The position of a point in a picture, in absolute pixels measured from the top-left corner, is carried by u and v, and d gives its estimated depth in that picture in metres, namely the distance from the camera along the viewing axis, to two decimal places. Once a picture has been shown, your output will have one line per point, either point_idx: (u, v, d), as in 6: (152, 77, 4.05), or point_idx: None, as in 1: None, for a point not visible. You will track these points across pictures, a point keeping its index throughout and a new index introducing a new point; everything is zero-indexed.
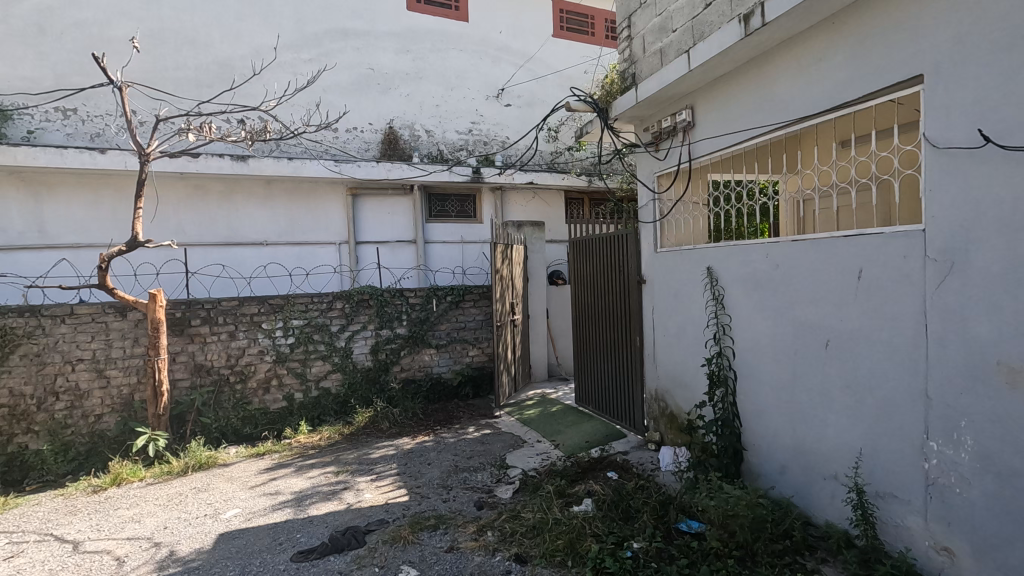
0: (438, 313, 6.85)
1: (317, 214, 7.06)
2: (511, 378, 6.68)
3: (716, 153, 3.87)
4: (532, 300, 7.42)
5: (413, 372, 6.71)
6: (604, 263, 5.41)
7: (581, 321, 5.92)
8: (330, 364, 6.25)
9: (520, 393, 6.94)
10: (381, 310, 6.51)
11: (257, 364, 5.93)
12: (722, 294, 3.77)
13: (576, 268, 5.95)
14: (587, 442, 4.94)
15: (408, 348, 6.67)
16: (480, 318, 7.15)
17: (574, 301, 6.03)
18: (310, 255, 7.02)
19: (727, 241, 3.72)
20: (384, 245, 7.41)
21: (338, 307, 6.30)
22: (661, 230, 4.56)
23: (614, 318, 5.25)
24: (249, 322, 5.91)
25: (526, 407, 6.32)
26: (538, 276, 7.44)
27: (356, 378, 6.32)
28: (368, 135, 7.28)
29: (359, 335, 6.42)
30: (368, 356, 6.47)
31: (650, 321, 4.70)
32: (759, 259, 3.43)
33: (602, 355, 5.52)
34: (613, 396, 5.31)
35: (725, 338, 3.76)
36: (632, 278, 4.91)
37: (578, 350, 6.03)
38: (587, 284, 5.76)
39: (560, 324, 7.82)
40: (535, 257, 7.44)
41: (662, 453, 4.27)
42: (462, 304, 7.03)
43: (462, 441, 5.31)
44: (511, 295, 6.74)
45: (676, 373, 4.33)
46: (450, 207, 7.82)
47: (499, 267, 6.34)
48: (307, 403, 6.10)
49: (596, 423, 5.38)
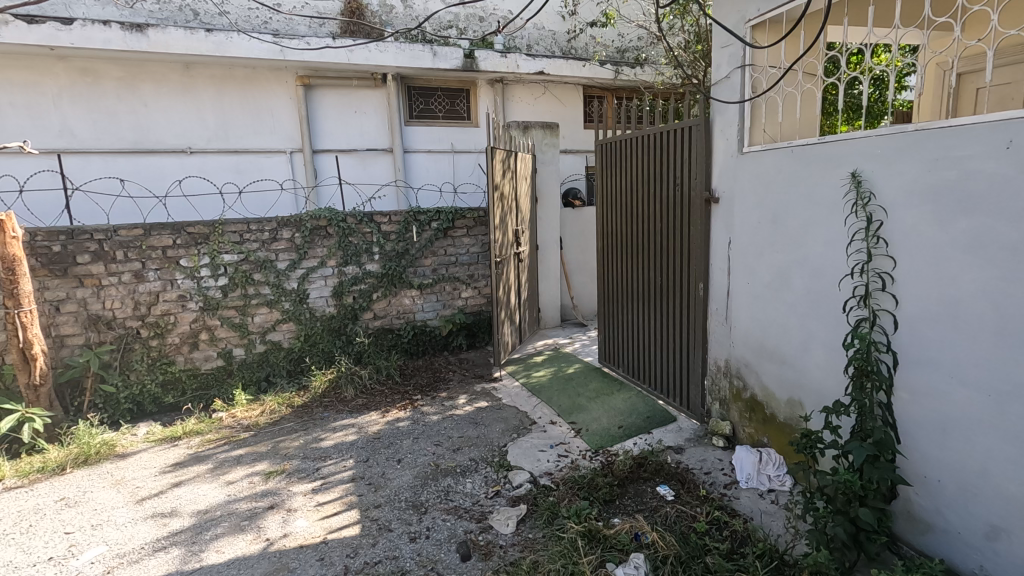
0: (420, 244, 5.29)
1: (258, 112, 5.34)
2: (515, 327, 5.23)
3: None
4: (543, 226, 5.84)
5: (390, 319, 5.27)
6: (644, 175, 3.76)
7: (610, 256, 4.38)
8: (279, 311, 4.79)
9: (526, 344, 5.53)
10: (344, 240, 4.95)
11: (178, 314, 4.47)
12: (880, 218, 2.16)
13: (604, 184, 4.32)
14: (621, 428, 3.55)
15: (383, 289, 5.18)
16: (475, 251, 5.60)
17: (600, 229, 4.46)
18: (251, 166, 5.38)
19: (900, 125, 2.06)
20: (351, 155, 5.73)
21: (285, 237, 4.75)
22: (749, 116, 2.87)
23: (661, 253, 3.67)
24: (161, 259, 4.38)
25: (534, 366, 4.90)
26: (550, 195, 5.82)
27: (314, 329, 4.90)
28: (322, 3, 5.40)
29: (317, 273, 4.91)
30: (330, 300, 4.99)
31: (723, 261, 3.13)
32: (982, 154, 1.80)
33: (640, 304, 4.02)
34: (655, 359, 3.87)
35: (880, 296, 2.19)
36: (693, 196, 3.27)
37: (605, 294, 4.54)
38: (619, 205, 4.14)
39: (576, 257, 6.27)
40: (546, 170, 5.76)
41: (739, 457, 2.90)
42: (452, 231, 5.46)
43: (448, 419, 3.94)
44: (516, 220, 5.15)
45: (768, 342, 2.82)
46: (436, 105, 6.05)
47: (499, 182, 4.68)
48: (250, 362, 4.72)
49: (629, 396, 3.97)
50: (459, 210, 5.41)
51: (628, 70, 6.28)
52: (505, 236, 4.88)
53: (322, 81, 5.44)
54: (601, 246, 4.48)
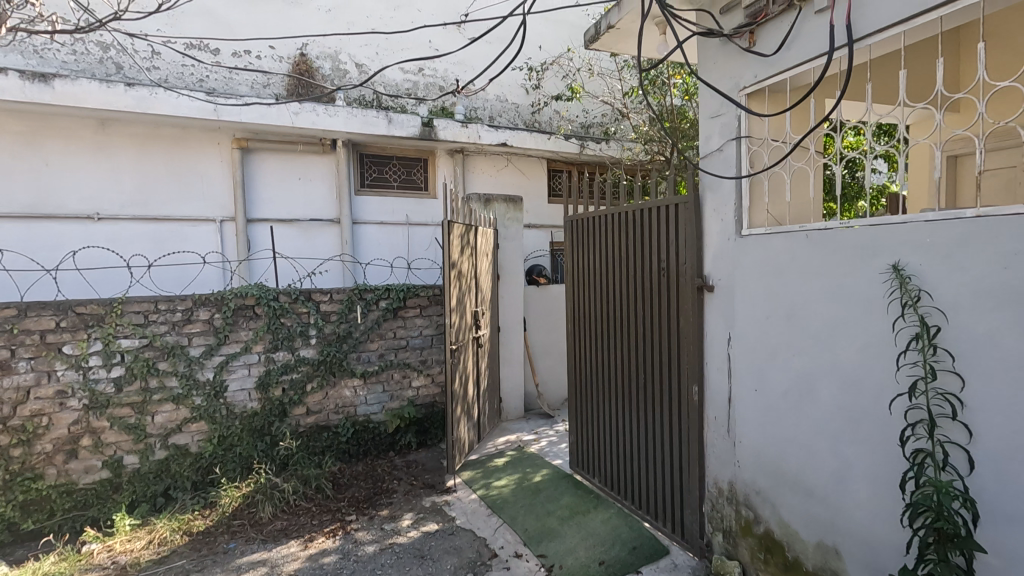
0: (365, 326, 4.64)
1: (185, 176, 4.73)
2: (474, 423, 4.55)
3: (905, 26, 1.76)
4: (505, 306, 5.31)
5: (327, 414, 4.51)
6: (621, 257, 3.31)
7: (582, 346, 3.84)
8: (188, 408, 3.99)
9: (486, 442, 4.83)
10: (275, 323, 4.26)
11: (53, 415, 3.62)
12: (937, 322, 1.72)
13: (574, 264, 3.85)
14: (603, 564, 2.86)
15: (320, 378, 4.45)
16: (428, 333, 4.98)
17: (570, 314, 3.95)
18: (173, 236, 4.71)
19: (955, 211, 1.67)
20: (292, 226, 5.15)
21: (202, 318, 4.05)
22: (748, 194, 2.47)
23: (643, 345, 3.15)
24: (38, 345, 3.58)
25: (495, 472, 4.19)
26: (513, 272, 5.33)
27: (231, 429, 4.09)
28: (267, 64, 4.98)
29: (239, 360, 4.17)
30: (253, 393, 4.22)
31: (721, 360, 2.63)
32: None
33: (618, 404, 3.44)
34: (639, 472, 3.26)
35: (945, 423, 1.70)
36: (681, 284, 2.82)
37: (576, 388, 3.96)
38: (592, 288, 3.66)
39: (542, 339, 5.73)
40: (509, 245, 5.31)
41: None
42: (403, 311, 4.84)
43: (386, 552, 3.16)
44: (476, 300, 4.60)
45: (788, 467, 2.28)
46: (390, 174, 5.60)
47: (457, 259, 4.16)
48: (146, 473, 3.84)
49: (609, 516, 3.32)
50: (412, 288, 4.83)
51: (593, 144, 6.07)
52: (463, 318, 4.30)
53: (263, 144, 4.92)
54: (571, 333, 3.95)
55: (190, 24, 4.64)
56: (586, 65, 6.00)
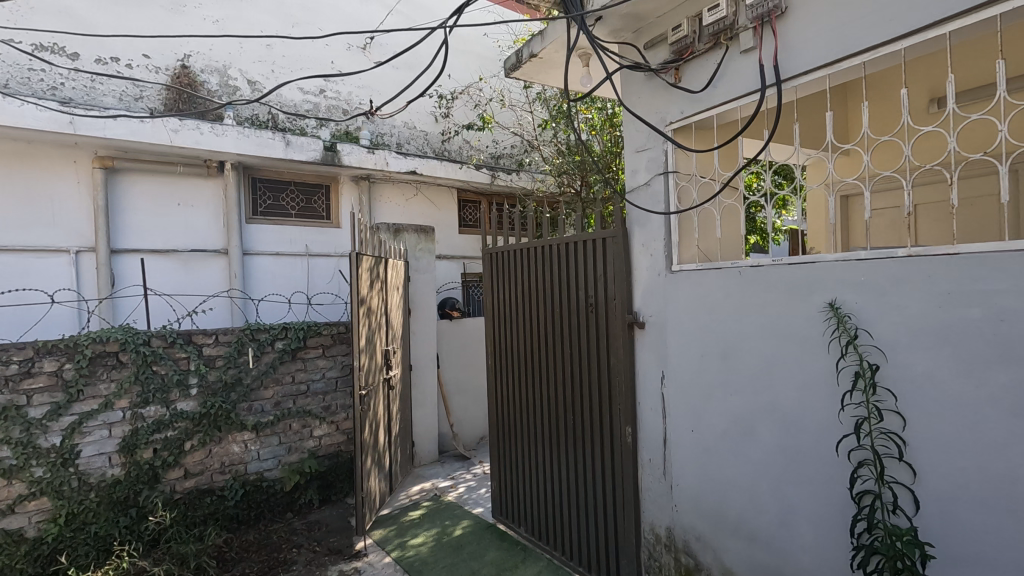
0: (258, 371, 4.11)
1: (28, 200, 3.96)
2: (385, 473, 4.14)
3: (834, 68, 1.79)
4: (417, 343, 4.99)
5: (210, 476, 3.89)
6: (544, 292, 3.18)
7: (503, 385, 3.63)
8: (24, 483, 3.23)
9: (398, 493, 4.42)
10: (145, 371, 3.63)
11: None
12: (877, 361, 1.72)
13: (494, 299, 3.67)
14: None
15: (202, 434, 3.83)
16: (332, 376, 4.53)
17: (490, 351, 3.74)
18: (10, 271, 3.90)
19: (888, 251, 1.70)
20: (168, 257, 4.50)
21: (47, 369, 3.34)
22: (677, 230, 2.45)
23: (570, 384, 3.01)
24: None
25: (411, 527, 3.81)
26: (425, 307, 5.04)
27: (83, 505, 3.37)
28: (141, 74, 4.38)
29: (97, 419, 3.48)
30: (115, 458, 3.53)
31: (654, 399, 2.54)
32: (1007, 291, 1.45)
33: (545, 447, 3.26)
34: (569, 520, 3.07)
35: (890, 463, 1.69)
36: (610, 321, 2.73)
37: (497, 431, 3.73)
38: (514, 325, 3.49)
39: (455, 376, 5.45)
40: (421, 277, 5.03)
41: None
42: (303, 353, 4.36)
43: None
44: (387, 339, 4.25)
45: (730, 511, 2.20)
46: (287, 201, 5.12)
47: (366, 295, 3.82)
48: None
49: (539, 571, 3.08)
50: (313, 326, 4.38)
51: (504, 175, 6.01)
52: (374, 359, 3.94)
53: (134, 165, 4.28)
54: (491, 372, 3.74)
55: (39, 22, 3.97)
56: (497, 96, 5.97)
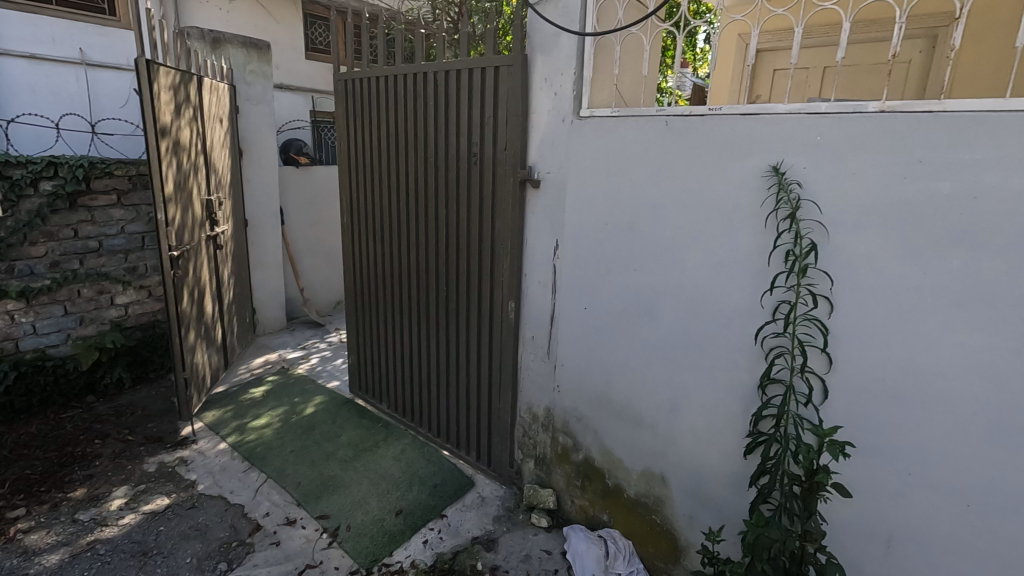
0: (16, 222, 3.01)
1: None
2: (216, 347, 3.49)
3: None
4: (252, 193, 4.07)
5: None
6: (416, 135, 2.54)
7: (362, 248, 3.05)
8: None
9: (237, 367, 3.82)
10: None
11: None
12: (817, 240, 1.46)
13: (351, 141, 2.92)
14: (401, 514, 2.40)
15: None
16: (134, 231, 3.54)
17: (345, 206, 3.07)
18: None
19: (856, 104, 1.36)
20: None
21: None
22: (590, 63, 1.92)
23: (444, 249, 2.54)
24: None
25: (252, 406, 3.30)
26: (261, 149, 4.06)
27: None
28: None
29: None
30: None
31: (542, 271, 2.19)
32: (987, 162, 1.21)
33: (411, 321, 2.85)
34: (438, 397, 2.80)
35: (809, 352, 1.52)
36: (498, 177, 2.23)
37: (355, 300, 3.21)
38: (375, 175, 2.83)
39: (304, 233, 4.68)
40: (253, 109, 3.97)
41: (577, 539, 2.10)
42: (86, 199, 3.30)
43: (83, 560, 2.15)
44: (208, 186, 3.33)
45: (616, 393, 2.02)
46: None
47: (171, 123, 2.83)
48: None
49: (403, 449, 2.83)
50: (97, 163, 3.27)
51: None
52: (190, 211, 3.06)
53: None
54: (347, 231, 3.11)
55: None
56: None
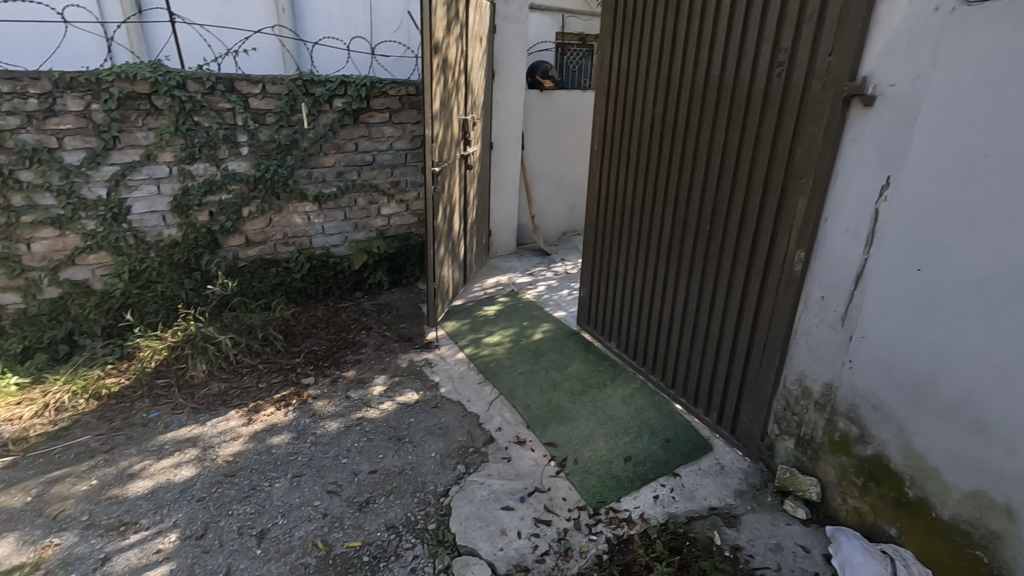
0: (316, 135, 3.47)
1: None
2: (459, 263, 3.70)
3: None
4: (499, 116, 4.11)
5: (274, 246, 3.56)
6: (701, 46, 2.17)
7: (611, 178, 2.83)
8: (77, 235, 2.96)
9: (473, 283, 4.05)
10: (185, 121, 3.05)
11: None
12: None
13: (615, 57, 2.65)
14: (629, 461, 2.27)
15: (260, 201, 3.41)
16: (399, 149, 3.81)
17: (598, 131, 2.86)
18: None
19: None
20: None
21: (73, 109, 2.80)
22: None
23: (715, 181, 2.19)
24: None
25: (486, 323, 3.46)
26: (512, 70, 4.04)
27: (144, 264, 3.14)
28: None
29: (142, 172, 3.04)
30: (169, 217, 3.18)
31: (854, 218, 1.72)
32: None
33: (658, 261, 2.59)
34: (679, 346, 2.55)
35: None
36: (809, 95, 1.79)
37: (594, 232, 3.05)
38: (638, 97, 2.54)
39: (541, 160, 4.66)
40: (510, 29, 3.92)
41: (850, 542, 1.76)
42: (366, 116, 3.62)
43: (353, 432, 2.48)
44: (465, 106, 3.41)
45: (946, 389, 1.53)
46: None
47: (443, 40, 2.87)
48: (36, 314, 2.96)
49: (632, 394, 2.69)
50: (376, 82, 3.55)
51: None
52: (450, 130, 3.17)
53: None
54: (595, 159, 2.92)
55: None
56: None
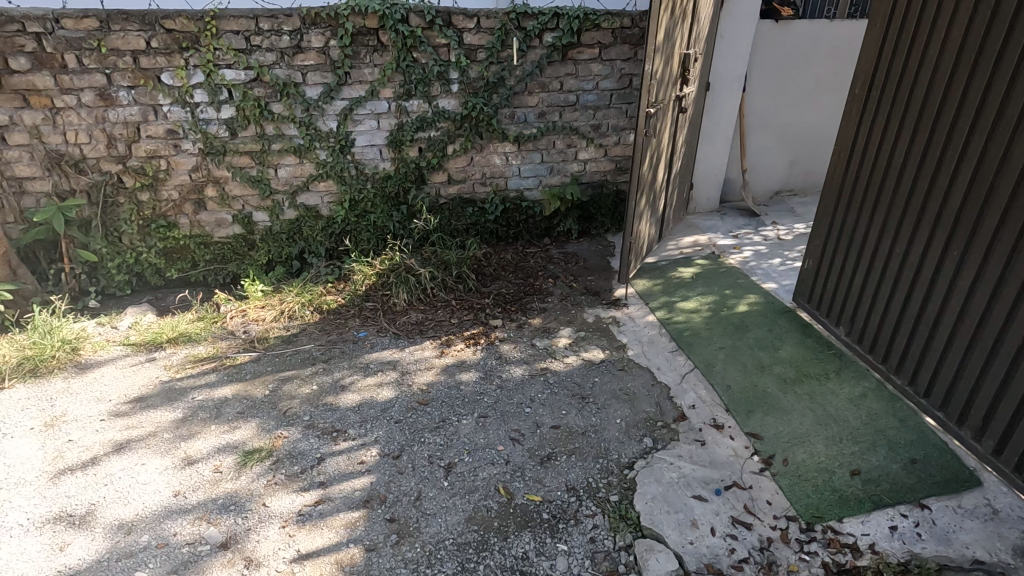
0: (523, 72, 3.36)
1: None
2: (657, 217, 3.40)
3: None
4: (722, 51, 3.58)
5: (472, 186, 3.61)
6: None
7: (873, 132, 2.22)
8: (312, 163, 3.29)
9: (667, 240, 3.72)
10: (405, 57, 3.14)
11: (170, 159, 3.10)
12: None
13: None
14: (857, 477, 1.88)
15: (465, 139, 3.45)
16: (607, 88, 3.55)
17: (863, 70, 2.23)
18: None
19: None
20: None
21: (315, 46, 3.03)
22: None
23: None
24: (134, 72, 2.87)
25: (681, 286, 3.15)
26: None
27: (362, 194, 3.41)
28: None
29: (366, 107, 3.23)
30: (385, 151, 3.37)
31: None
32: None
33: (933, 244, 2.00)
34: (942, 350, 2.00)
35: None
36: None
37: (835, 198, 2.47)
38: (942, 22, 1.87)
39: (763, 104, 4.02)
40: None
41: None
42: (575, 52, 3.40)
43: (538, 382, 2.44)
44: (688, 39, 2.99)
45: None
46: None
47: None
48: (278, 232, 3.40)
49: (863, 394, 2.22)
50: (590, 13, 3.28)
51: None
52: (669, 67, 2.81)
53: None
54: (853, 106, 2.30)
55: None
56: None
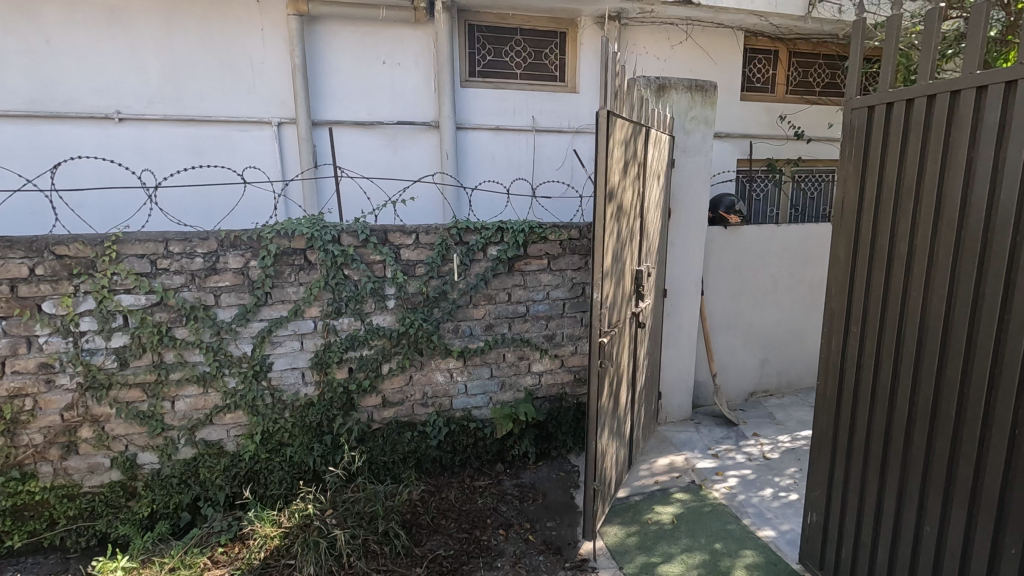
0: (466, 285, 3.11)
1: (229, 61, 3.65)
2: (624, 443, 2.92)
3: None
4: (676, 258, 3.46)
5: (411, 406, 3.15)
6: None
7: (861, 374, 1.89)
8: (218, 393, 2.80)
9: (639, 464, 3.20)
10: (335, 275, 2.86)
11: (40, 397, 2.59)
12: None
13: (869, 207, 1.82)
14: None
15: (402, 357, 3.06)
16: (558, 297, 3.31)
17: (836, 301, 1.98)
18: (215, 144, 3.74)
19: None
20: (374, 132, 3.95)
21: (232, 266, 2.74)
22: None
23: None
24: (8, 302, 2.48)
25: (659, 536, 2.56)
26: (692, 208, 3.43)
27: (275, 424, 2.88)
28: None
29: (287, 328, 2.86)
30: (308, 374, 2.94)
31: None
32: None
33: (977, 530, 1.54)
34: None
35: None
36: None
37: (831, 444, 2.06)
38: (918, 266, 1.65)
39: (724, 305, 3.84)
40: (689, 163, 3.36)
41: None
42: (522, 264, 3.21)
43: None
44: (639, 254, 2.82)
45: None
46: (512, 56, 4.12)
47: (618, 184, 2.36)
48: (166, 477, 2.77)
49: None
50: (535, 226, 3.15)
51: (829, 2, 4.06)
52: (621, 286, 2.57)
53: (334, 10, 3.64)
54: (833, 340, 2.00)
55: None
56: None
